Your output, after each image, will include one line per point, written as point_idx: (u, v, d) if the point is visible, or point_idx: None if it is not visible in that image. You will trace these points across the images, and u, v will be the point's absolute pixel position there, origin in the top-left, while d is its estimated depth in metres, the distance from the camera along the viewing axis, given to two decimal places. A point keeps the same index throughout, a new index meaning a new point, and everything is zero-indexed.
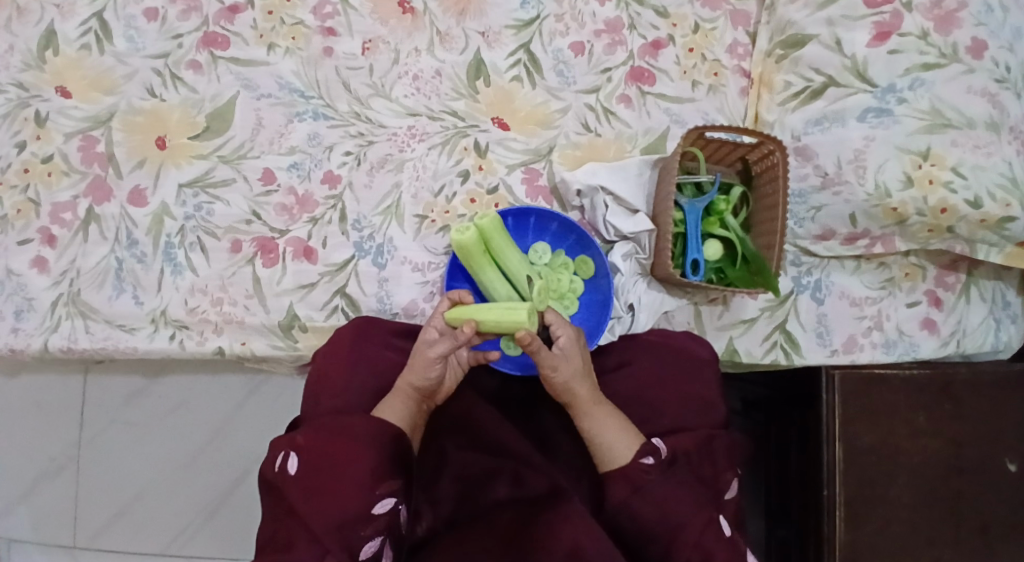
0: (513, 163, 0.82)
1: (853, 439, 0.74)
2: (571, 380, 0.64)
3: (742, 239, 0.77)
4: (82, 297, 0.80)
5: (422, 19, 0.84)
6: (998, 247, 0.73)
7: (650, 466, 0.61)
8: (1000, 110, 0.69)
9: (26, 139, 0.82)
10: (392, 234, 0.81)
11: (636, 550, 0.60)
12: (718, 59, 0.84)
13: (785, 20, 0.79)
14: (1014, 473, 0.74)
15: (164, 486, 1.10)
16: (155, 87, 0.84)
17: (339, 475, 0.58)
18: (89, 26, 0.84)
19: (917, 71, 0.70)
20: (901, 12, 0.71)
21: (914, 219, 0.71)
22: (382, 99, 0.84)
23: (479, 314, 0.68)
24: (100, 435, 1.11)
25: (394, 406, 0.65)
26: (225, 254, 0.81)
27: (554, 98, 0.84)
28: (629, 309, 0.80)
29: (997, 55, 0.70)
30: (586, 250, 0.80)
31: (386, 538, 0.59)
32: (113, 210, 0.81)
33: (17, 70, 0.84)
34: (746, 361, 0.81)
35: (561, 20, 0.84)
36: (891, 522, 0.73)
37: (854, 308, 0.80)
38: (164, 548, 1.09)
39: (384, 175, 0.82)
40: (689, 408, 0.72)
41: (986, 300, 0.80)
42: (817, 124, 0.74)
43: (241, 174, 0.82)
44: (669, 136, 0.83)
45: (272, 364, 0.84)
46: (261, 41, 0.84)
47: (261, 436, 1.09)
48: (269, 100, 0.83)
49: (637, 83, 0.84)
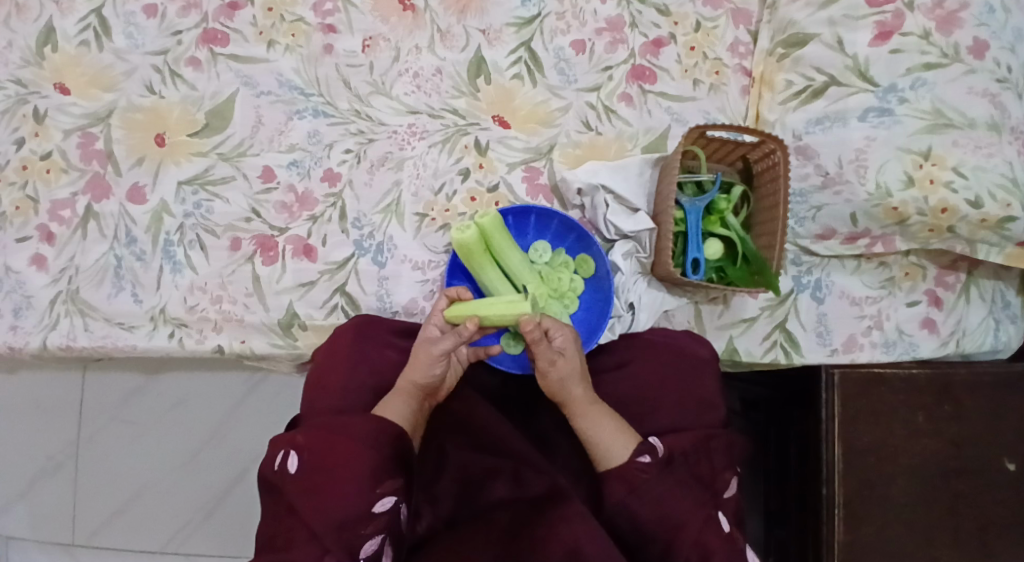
0: (513, 162, 0.82)
1: (852, 439, 0.74)
2: (567, 380, 0.64)
3: (742, 238, 0.77)
4: (81, 295, 0.80)
5: (423, 17, 0.84)
6: (998, 247, 0.73)
7: (646, 465, 0.61)
8: (1001, 111, 0.69)
9: (25, 136, 0.82)
10: (392, 233, 0.81)
11: (635, 550, 0.60)
12: (720, 58, 0.84)
13: (786, 19, 0.79)
14: (1013, 472, 0.74)
15: (163, 484, 1.10)
16: (155, 84, 0.83)
17: (339, 475, 0.58)
18: (89, 23, 0.84)
19: (918, 71, 0.70)
20: (903, 12, 0.71)
21: (914, 219, 0.71)
22: (382, 97, 0.83)
23: (481, 309, 0.69)
24: (99, 433, 1.11)
25: (395, 405, 0.65)
26: (225, 252, 0.80)
27: (554, 97, 0.83)
28: (630, 308, 0.80)
29: (998, 55, 0.70)
30: (586, 249, 0.80)
31: (386, 537, 0.58)
32: (112, 208, 0.81)
33: (16, 66, 0.83)
34: (746, 360, 0.81)
35: (561, 18, 0.84)
36: (889, 522, 0.73)
37: (854, 307, 0.80)
38: (163, 546, 1.09)
39: (384, 173, 0.82)
40: (688, 407, 0.72)
41: (985, 300, 0.80)
42: (818, 124, 0.74)
43: (241, 172, 0.81)
44: (670, 135, 0.83)
45: (271, 362, 0.84)
46: (261, 38, 0.84)
47: (260, 434, 1.09)
48: (269, 98, 0.83)
49: (638, 81, 0.83)
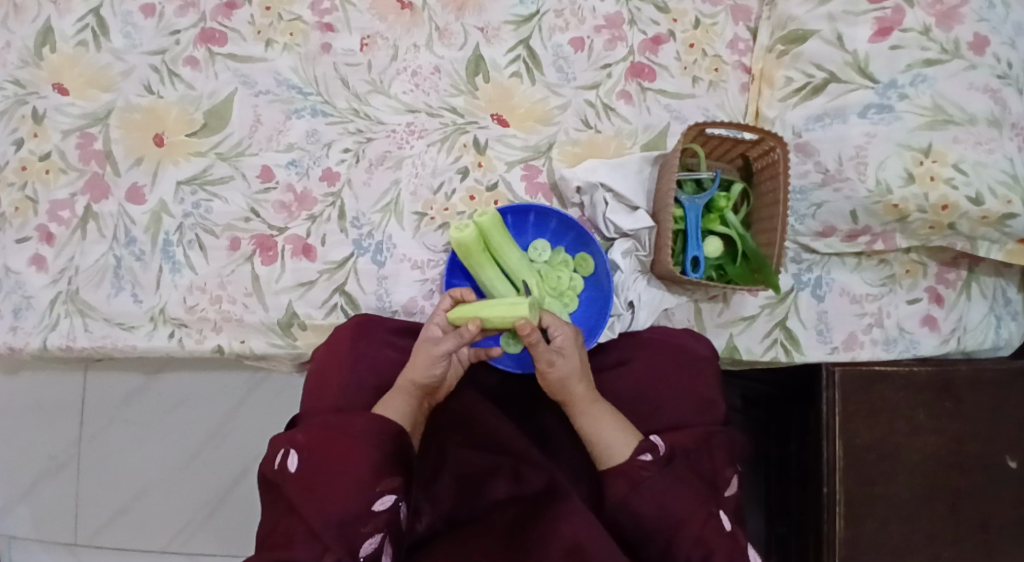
0: (513, 160, 0.82)
1: (853, 437, 0.74)
2: (568, 379, 0.64)
3: (742, 236, 0.77)
4: (81, 295, 0.80)
5: (421, 15, 0.84)
6: (998, 244, 0.73)
7: (646, 463, 0.61)
8: (1002, 107, 0.69)
9: (24, 137, 0.82)
10: (392, 232, 0.81)
11: (637, 548, 0.60)
12: (719, 55, 0.84)
13: (786, 15, 0.78)
14: (1014, 469, 0.73)
15: (165, 483, 1.10)
16: (153, 84, 0.83)
17: (339, 473, 0.58)
18: (87, 23, 0.84)
19: (919, 67, 0.70)
20: (902, 8, 0.71)
21: (914, 216, 0.71)
22: (381, 95, 0.83)
23: (484, 314, 0.67)
24: (101, 432, 1.11)
25: (394, 403, 0.65)
26: (225, 252, 0.80)
27: (553, 94, 0.83)
28: (629, 307, 0.80)
29: (998, 51, 0.70)
30: (586, 247, 0.80)
31: (387, 534, 0.58)
32: (111, 208, 0.81)
33: (15, 67, 0.83)
34: (746, 358, 0.81)
35: (560, 15, 0.84)
36: (890, 520, 0.73)
37: (855, 304, 0.79)
38: (165, 545, 1.09)
39: (383, 172, 0.81)
40: (690, 405, 0.72)
41: (986, 296, 0.80)
42: (818, 121, 0.74)
43: (240, 172, 0.81)
44: (669, 133, 0.83)
45: (271, 362, 0.84)
46: (259, 37, 0.83)
47: (260, 434, 1.09)
48: (267, 97, 0.83)
49: (637, 79, 0.83)
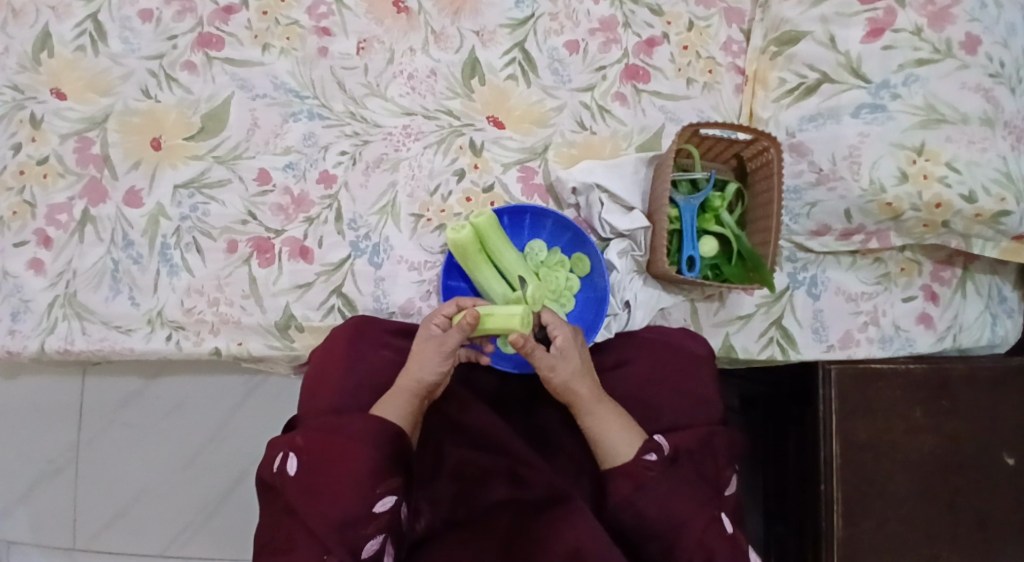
0: (509, 162, 0.83)
1: (851, 435, 0.74)
2: (571, 380, 0.64)
3: (737, 235, 0.76)
4: (78, 298, 0.80)
5: (417, 19, 0.85)
6: (993, 242, 0.73)
7: (652, 463, 0.61)
8: (994, 106, 0.70)
9: (22, 141, 0.82)
10: (388, 234, 0.81)
11: (637, 547, 0.60)
12: (713, 56, 0.85)
13: (779, 17, 0.79)
14: (1013, 466, 0.74)
15: (163, 486, 1.10)
16: (151, 87, 0.84)
17: (338, 475, 0.58)
18: (85, 28, 0.85)
19: (911, 67, 0.70)
20: (894, 9, 0.72)
21: (908, 214, 0.71)
22: (377, 99, 0.84)
23: (517, 310, 0.68)
24: (99, 436, 1.11)
25: (394, 403, 0.64)
26: (222, 254, 0.81)
27: (549, 97, 0.84)
28: (626, 306, 0.80)
29: (990, 50, 0.70)
30: (581, 248, 0.80)
31: (387, 537, 0.59)
32: (109, 211, 0.81)
33: (12, 71, 0.84)
34: (743, 357, 0.81)
35: (555, 18, 0.84)
36: (889, 518, 0.73)
37: (850, 303, 0.80)
38: (163, 549, 1.09)
39: (380, 174, 0.82)
40: (688, 406, 0.72)
41: (982, 294, 0.80)
42: (812, 121, 0.74)
43: (237, 175, 0.82)
44: (664, 134, 0.83)
45: (269, 364, 0.84)
46: (256, 41, 0.84)
47: (259, 437, 1.09)
48: (264, 100, 0.83)
49: (632, 81, 0.84)
